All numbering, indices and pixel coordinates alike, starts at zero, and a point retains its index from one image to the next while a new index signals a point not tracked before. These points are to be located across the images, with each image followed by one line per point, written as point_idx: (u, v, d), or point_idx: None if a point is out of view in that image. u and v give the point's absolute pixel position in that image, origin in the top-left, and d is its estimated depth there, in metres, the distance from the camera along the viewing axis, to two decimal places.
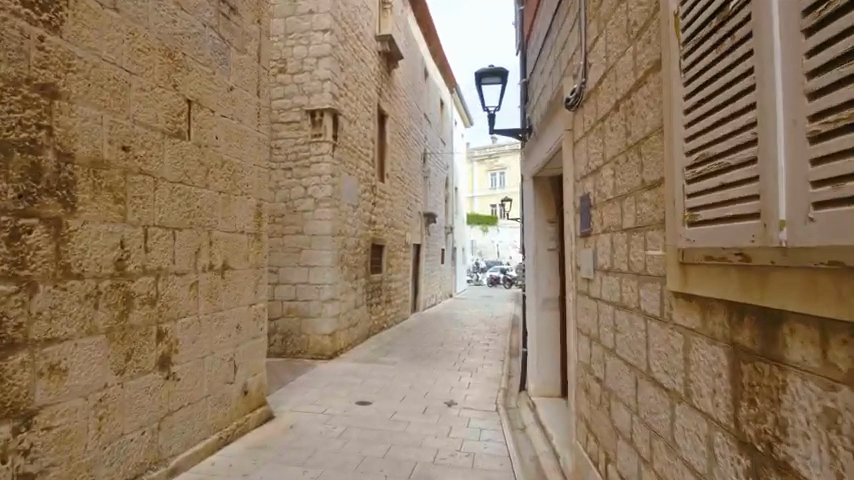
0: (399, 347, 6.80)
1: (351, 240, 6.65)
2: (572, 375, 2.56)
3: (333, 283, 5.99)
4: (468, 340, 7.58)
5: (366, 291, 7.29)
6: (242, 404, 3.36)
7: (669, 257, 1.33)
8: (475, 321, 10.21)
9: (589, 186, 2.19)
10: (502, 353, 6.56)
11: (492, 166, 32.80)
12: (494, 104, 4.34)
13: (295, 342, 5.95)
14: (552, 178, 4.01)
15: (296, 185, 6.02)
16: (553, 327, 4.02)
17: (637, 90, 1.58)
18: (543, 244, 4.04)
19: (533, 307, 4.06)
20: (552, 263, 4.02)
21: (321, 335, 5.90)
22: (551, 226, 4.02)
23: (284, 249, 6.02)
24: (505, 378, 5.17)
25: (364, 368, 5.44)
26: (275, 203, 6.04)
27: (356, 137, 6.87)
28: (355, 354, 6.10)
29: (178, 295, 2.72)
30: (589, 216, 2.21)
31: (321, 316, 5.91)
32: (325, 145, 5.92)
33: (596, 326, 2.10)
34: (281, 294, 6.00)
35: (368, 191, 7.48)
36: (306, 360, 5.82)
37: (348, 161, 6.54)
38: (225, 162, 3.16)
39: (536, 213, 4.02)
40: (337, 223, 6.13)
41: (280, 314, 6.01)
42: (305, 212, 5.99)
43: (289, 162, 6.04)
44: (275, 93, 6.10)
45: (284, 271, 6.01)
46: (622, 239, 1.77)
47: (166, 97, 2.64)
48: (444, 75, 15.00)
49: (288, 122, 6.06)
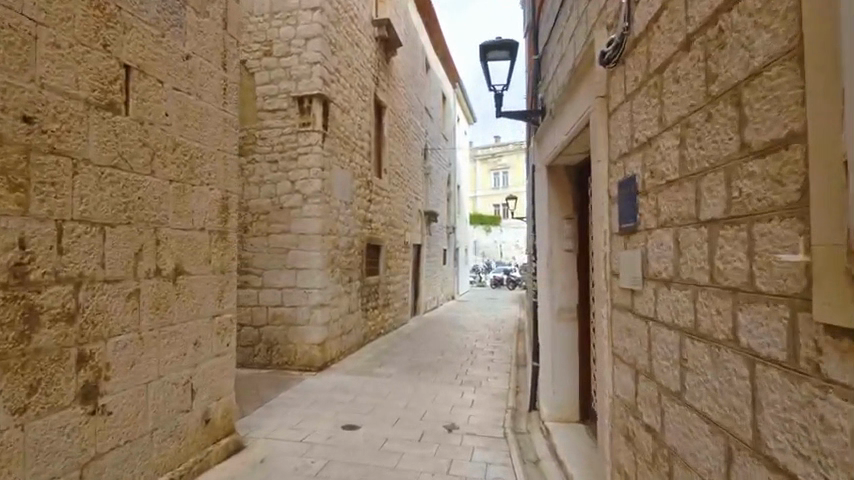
0: (396, 356, 6.24)
1: (343, 240, 6.10)
2: (604, 413, 1.99)
3: (323, 287, 5.45)
4: (470, 348, 7.01)
5: (360, 294, 6.74)
6: (203, 436, 2.81)
7: (826, 268, 0.77)
8: (479, 325, 9.63)
9: (635, 165, 1.63)
10: (508, 364, 5.98)
11: (495, 165, 32.21)
12: (502, 83, 3.79)
13: (281, 352, 5.41)
14: (569, 167, 3.44)
15: (283, 180, 5.48)
16: (572, 341, 3.44)
17: (735, 7, 1.05)
18: (557, 244, 3.45)
19: (547, 317, 3.49)
20: (569, 266, 3.44)
21: (309, 345, 5.35)
22: (567, 223, 3.44)
23: (269, 250, 5.47)
24: (513, 396, 4.60)
25: (356, 382, 4.89)
26: (261, 199, 5.52)
27: (350, 128, 6.32)
28: (347, 366, 5.55)
29: (110, 308, 2.18)
30: (633, 205, 1.64)
31: (309, 323, 5.37)
32: (315, 135, 5.37)
33: (647, 355, 1.54)
34: (266, 299, 5.47)
35: (364, 187, 6.93)
36: (293, 372, 5.28)
37: (340, 153, 5.99)
38: (178, 144, 2.61)
39: (551, 208, 3.45)
40: (328, 221, 5.57)
41: (265, 321, 5.47)
42: (292, 209, 5.44)
43: (275, 154, 5.50)
44: (260, 78, 5.56)
45: (269, 273, 5.47)
46: (697, 235, 1.21)
47: (92, 58, 2.09)
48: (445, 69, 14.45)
49: (274, 110, 5.51)
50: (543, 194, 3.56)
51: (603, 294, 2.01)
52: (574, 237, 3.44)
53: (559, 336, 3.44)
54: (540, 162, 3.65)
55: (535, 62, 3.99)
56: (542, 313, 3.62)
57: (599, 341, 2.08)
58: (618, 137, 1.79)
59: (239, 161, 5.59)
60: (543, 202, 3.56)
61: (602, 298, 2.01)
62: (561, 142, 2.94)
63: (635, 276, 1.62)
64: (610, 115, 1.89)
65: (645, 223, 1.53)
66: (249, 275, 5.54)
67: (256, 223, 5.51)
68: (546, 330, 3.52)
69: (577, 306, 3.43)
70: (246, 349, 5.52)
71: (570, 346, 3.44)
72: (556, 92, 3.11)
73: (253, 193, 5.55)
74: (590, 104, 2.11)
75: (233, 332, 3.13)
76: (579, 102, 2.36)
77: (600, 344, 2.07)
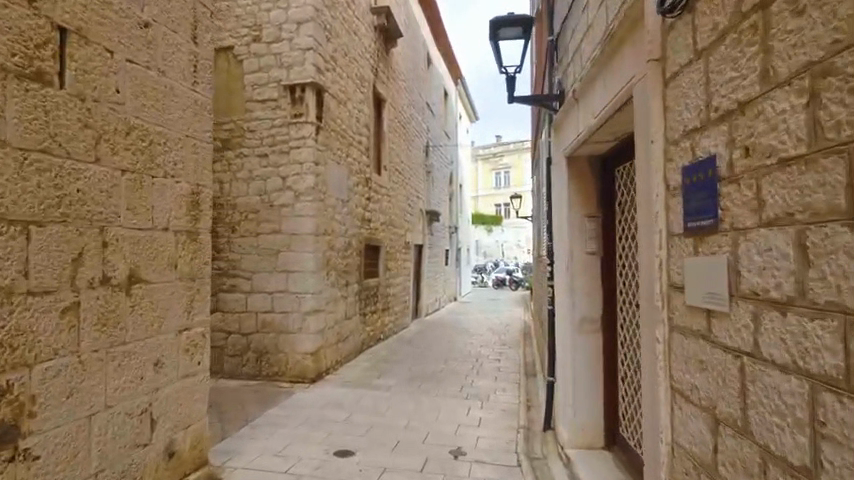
0: (395, 366, 5.80)
1: (340, 241, 5.67)
2: (658, 464, 1.56)
3: (317, 292, 5.02)
4: (475, 355, 6.58)
5: (358, 298, 6.33)
6: (165, 472, 2.39)
7: None
8: (483, 329, 9.21)
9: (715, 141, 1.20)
10: (516, 373, 5.54)
11: (497, 164, 31.75)
12: (514, 64, 3.36)
13: (271, 362, 4.98)
14: (592, 157, 3.00)
15: (273, 175, 5.04)
16: (596, 355, 3.00)
17: None
18: (579, 246, 3.02)
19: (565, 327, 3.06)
20: (592, 270, 3.01)
21: (302, 355, 4.91)
22: (590, 221, 3.01)
23: (259, 251, 5.05)
24: (525, 412, 4.15)
25: (352, 397, 4.46)
26: (249, 197, 5.09)
27: (346, 121, 5.89)
28: (343, 377, 5.11)
29: (37, 327, 1.76)
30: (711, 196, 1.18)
31: (302, 331, 4.93)
32: (308, 127, 4.94)
33: (738, 404, 1.11)
34: (256, 305, 5.04)
35: (362, 184, 6.51)
36: (284, 384, 4.84)
37: (336, 148, 5.56)
38: (133, 127, 2.19)
39: (571, 204, 3.02)
40: (322, 221, 5.14)
41: (253, 329, 5.04)
42: (283, 207, 5.01)
43: (264, 147, 5.06)
44: (248, 66, 5.14)
45: (259, 277, 5.05)
46: (851, 237, 0.78)
47: (11, 15, 1.67)
48: (447, 63, 14.03)
49: (264, 100, 5.08)
50: (562, 188, 3.13)
51: (655, 309, 1.58)
52: (598, 237, 3.01)
53: (582, 351, 3.00)
54: (558, 153, 3.22)
55: (550, 41, 3.56)
56: (560, 323, 3.19)
57: (649, 367, 1.65)
58: (680, 106, 1.35)
59: (226, 155, 5.16)
60: (562, 198, 3.13)
61: (654, 314, 1.58)
62: (588, 127, 2.51)
63: (719, 292, 1.16)
64: (666, 83, 1.46)
65: (733, 220, 1.10)
66: (236, 278, 5.10)
67: (244, 222, 5.09)
68: (565, 343, 3.09)
69: (601, 316, 3.00)
70: (233, 358, 5.09)
71: (593, 362, 3.00)
72: (580, 71, 2.68)
73: (242, 190, 5.11)
74: (639, 72, 1.67)
75: (206, 348, 2.70)
76: (618, 72, 1.92)
77: (650, 373, 1.63)
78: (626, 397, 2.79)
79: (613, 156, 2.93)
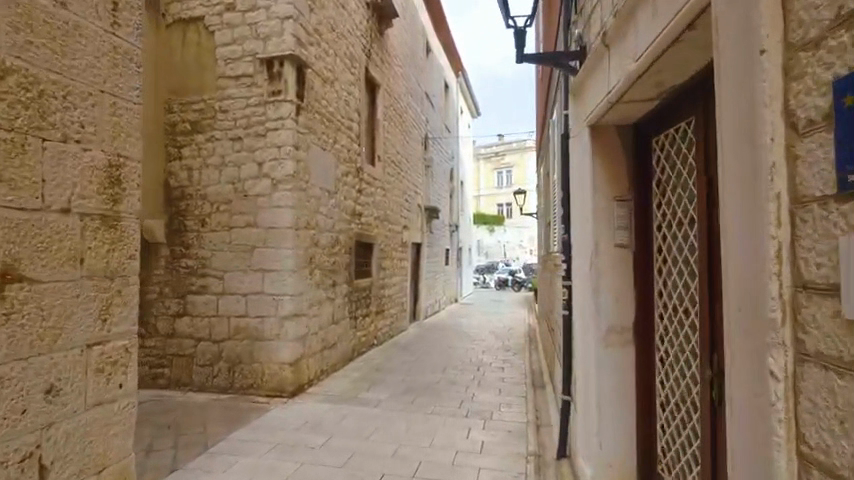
0: (388, 375, 5.19)
1: (325, 236, 5.07)
2: None
3: (297, 294, 4.41)
4: (477, 362, 5.97)
5: (348, 300, 5.74)
6: None
7: None
8: (484, 333, 8.60)
9: None
10: (523, 385, 4.94)
11: (498, 162, 31.09)
12: (525, 14, 2.78)
13: (245, 373, 4.38)
14: (622, 124, 2.40)
15: (248, 161, 4.44)
16: (627, 373, 2.40)
17: None
18: (605, 236, 2.41)
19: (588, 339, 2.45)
20: (623, 267, 2.40)
21: (279, 366, 4.31)
22: (620, 205, 2.40)
23: (232, 248, 4.45)
24: (535, 434, 3.54)
25: (334, 415, 3.86)
26: (221, 186, 4.49)
27: (333, 103, 5.29)
28: (327, 391, 4.51)
29: None
30: None
31: (280, 338, 4.32)
32: (286, 106, 4.35)
33: None
34: (228, 308, 4.45)
35: (352, 175, 5.91)
36: (259, 398, 4.25)
37: (321, 132, 4.96)
38: (8, 70, 1.61)
39: (596, 185, 2.42)
40: (303, 212, 4.54)
41: (226, 335, 4.44)
42: (259, 197, 4.40)
43: (238, 129, 4.47)
44: (221, 38, 4.54)
45: (231, 276, 4.45)
46: None
47: None
48: (448, 55, 13.43)
49: (239, 76, 4.49)
50: (584, 166, 2.53)
51: (769, 319, 0.98)
52: (629, 225, 2.39)
53: (610, 367, 2.39)
54: (578, 123, 2.64)
55: None
56: (581, 332, 2.59)
57: (748, 412, 1.05)
58: None
59: (196, 139, 4.57)
60: (584, 178, 2.53)
61: (770, 329, 0.98)
62: (624, 81, 1.90)
63: None
64: None
65: None
66: (207, 278, 4.51)
67: (215, 215, 4.50)
68: (589, 358, 2.49)
69: (633, 324, 2.39)
70: (203, 369, 4.48)
71: (623, 381, 2.40)
72: (610, 9, 2.09)
73: (212, 178, 4.52)
74: None
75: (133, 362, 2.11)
76: None
77: (751, 420, 1.04)
78: (669, 430, 2.19)
79: (648, 122, 2.33)
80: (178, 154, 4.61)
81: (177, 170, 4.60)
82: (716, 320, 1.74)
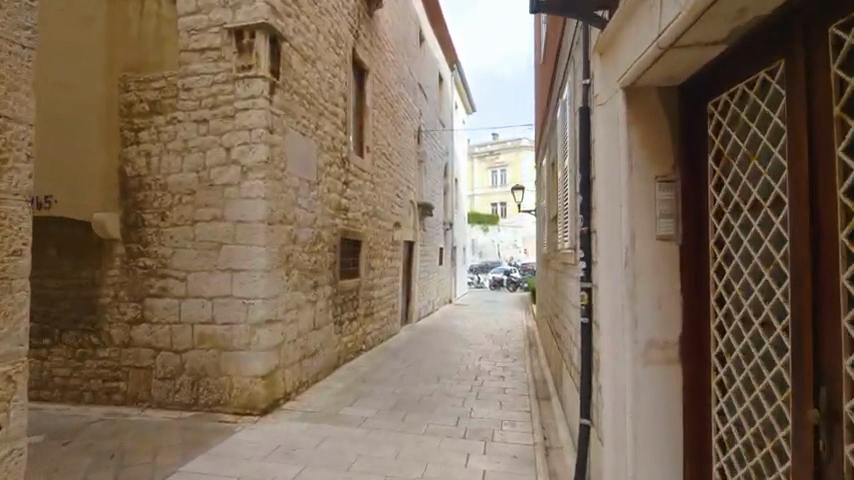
0: (375, 387, 4.66)
1: (306, 232, 4.51)
2: None
3: (272, 297, 3.86)
4: (475, 370, 5.46)
5: (332, 303, 5.20)
6: None
7: None
8: (480, 336, 8.09)
9: None
10: (526, 396, 4.43)
11: (493, 160, 30.58)
12: None
13: (210, 388, 3.84)
14: (667, 86, 1.90)
15: (213, 145, 3.89)
16: (672, 401, 1.87)
17: None
18: (644, 227, 1.90)
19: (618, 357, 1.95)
20: (666, 266, 1.88)
21: (250, 380, 3.76)
22: (663, 188, 1.89)
23: (196, 246, 3.89)
24: (545, 460, 3.03)
25: (311, 438, 3.32)
26: (184, 174, 3.94)
27: (315, 84, 4.74)
28: (306, 407, 3.96)
29: None
30: None
31: (250, 348, 3.77)
32: (258, 83, 3.80)
33: None
34: (192, 314, 3.90)
35: (337, 164, 5.37)
36: (227, 417, 3.70)
37: (300, 115, 4.41)
38: None
39: (632, 162, 1.92)
40: (278, 204, 3.98)
41: (189, 344, 3.89)
42: (226, 187, 3.85)
43: (204, 109, 3.92)
44: (184, 6, 3.98)
45: (195, 277, 3.90)
46: None
47: None
48: (443, 46, 12.92)
49: (204, 50, 3.93)
50: (615, 140, 2.03)
51: None
52: (676, 213, 1.88)
53: (650, 393, 1.88)
54: (605, 89, 2.13)
55: None
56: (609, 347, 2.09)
57: None
58: None
59: (155, 122, 4.02)
60: (615, 154, 2.03)
61: None
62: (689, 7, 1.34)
63: None
64: None
65: None
66: (166, 279, 3.96)
67: (177, 207, 3.95)
68: (621, 380, 1.98)
69: (680, 339, 1.87)
70: (163, 383, 3.95)
71: (667, 411, 1.87)
72: None
73: (174, 166, 3.96)
74: None
75: (19, 381, 1.79)
76: None
77: None
78: None
79: (700, 80, 1.80)
80: (135, 139, 4.05)
81: (134, 157, 4.04)
82: (825, 341, 1.21)
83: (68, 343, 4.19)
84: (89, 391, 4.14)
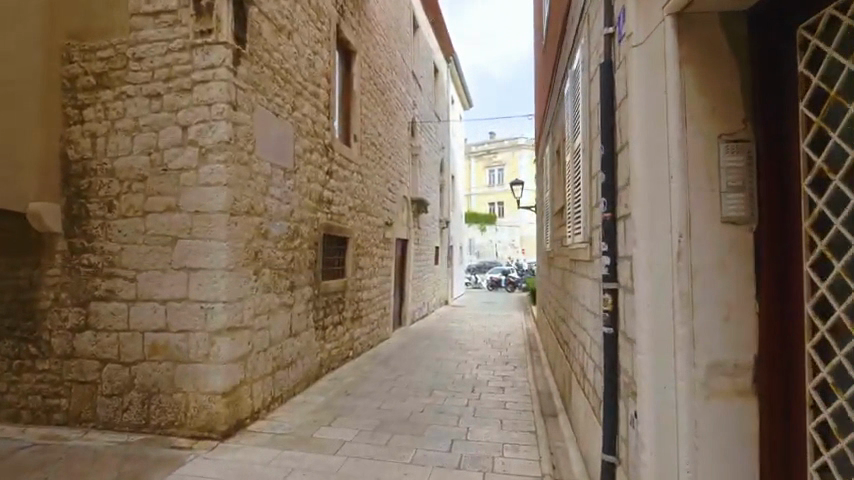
0: (359, 402, 4.12)
1: (279, 227, 3.96)
2: None
3: (235, 301, 3.31)
4: (472, 380, 4.93)
5: (313, 306, 4.66)
6: None
7: None
8: (478, 341, 7.57)
9: None
10: (530, 413, 3.89)
11: (491, 159, 30.06)
12: None
13: (163, 407, 3.29)
14: (733, 11, 1.37)
15: (167, 123, 3.35)
16: (744, 451, 1.33)
17: None
18: (702, 205, 1.36)
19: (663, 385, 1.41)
20: (735, 260, 1.34)
21: (209, 398, 3.21)
22: (728, 151, 1.35)
23: (147, 241, 3.35)
24: None
25: (275, 470, 2.77)
26: (134, 157, 3.40)
27: (291, 60, 4.20)
28: (275, 429, 3.41)
29: None
30: None
31: (209, 360, 3.22)
32: (218, 50, 3.26)
33: None
34: (142, 320, 3.35)
35: (319, 152, 4.84)
36: (181, 442, 3.16)
37: (273, 93, 3.88)
38: None
39: (686, 117, 1.38)
40: (244, 192, 3.44)
41: (138, 356, 3.35)
42: (181, 173, 3.31)
43: (157, 81, 3.38)
44: None
45: (146, 278, 3.36)
46: None
47: None
48: (439, 37, 12.41)
49: (158, 12, 3.39)
50: (657, 91, 1.49)
51: None
52: (747, 185, 1.33)
53: (710, 437, 1.34)
54: (642, 26, 1.60)
55: None
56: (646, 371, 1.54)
57: None
58: None
59: (102, 97, 3.50)
60: (658, 108, 1.49)
61: None
62: None
63: None
64: None
65: None
66: (113, 280, 3.41)
67: (126, 196, 3.41)
68: (668, 418, 1.44)
69: (755, 362, 1.32)
70: (110, 400, 3.40)
71: (734, 464, 1.33)
72: None
73: (122, 147, 3.43)
74: None
75: None
76: None
77: None
78: None
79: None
80: (79, 117, 3.54)
81: (77, 137, 3.53)
82: None
83: (4, 354, 3.64)
84: (27, 409, 3.58)
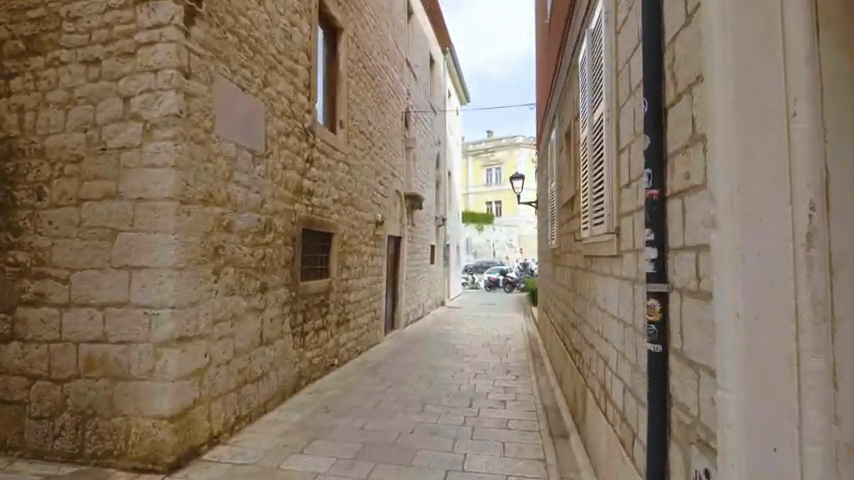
0: (340, 420, 3.59)
1: (246, 219, 3.42)
2: None
3: (187, 306, 2.77)
4: (469, 393, 4.40)
5: (290, 310, 4.12)
6: None
7: None
8: (476, 345, 7.05)
9: None
10: (537, 434, 3.37)
11: (489, 157, 29.58)
12: None
13: (100, 432, 2.75)
14: None
15: (107, 94, 2.81)
16: None
17: None
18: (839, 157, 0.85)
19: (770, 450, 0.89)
20: None
21: (153, 422, 2.67)
22: None
23: (83, 235, 2.81)
24: None
25: None
26: (68, 134, 2.86)
27: (263, 28, 3.67)
28: (236, 457, 2.87)
29: None
30: None
31: (154, 377, 2.68)
32: (167, 5, 2.72)
33: None
34: (76, 328, 2.80)
35: (298, 135, 4.30)
36: (118, 476, 2.62)
37: (239, 64, 3.34)
38: None
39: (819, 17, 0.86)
40: (199, 177, 2.90)
41: (72, 371, 2.80)
42: (123, 153, 2.77)
43: (94, 44, 2.84)
44: None
45: (81, 279, 2.81)
46: None
47: None
48: (435, 27, 11.90)
49: None
50: None
51: None
52: None
53: None
54: None
55: None
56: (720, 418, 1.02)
57: None
58: None
59: (31, 65, 2.95)
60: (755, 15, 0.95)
61: None
62: None
63: None
64: None
65: None
66: (44, 281, 2.87)
67: (58, 181, 2.87)
68: None
69: None
70: (40, 424, 2.86)
71: None
72: None
73: (55, 123, 2.89)
74: None
75: None
76: None
77: None
78: None
79: None
80: (4, 89, 3.00)
81: (2, 112, 2.99)
82: None
83: None
84: None
